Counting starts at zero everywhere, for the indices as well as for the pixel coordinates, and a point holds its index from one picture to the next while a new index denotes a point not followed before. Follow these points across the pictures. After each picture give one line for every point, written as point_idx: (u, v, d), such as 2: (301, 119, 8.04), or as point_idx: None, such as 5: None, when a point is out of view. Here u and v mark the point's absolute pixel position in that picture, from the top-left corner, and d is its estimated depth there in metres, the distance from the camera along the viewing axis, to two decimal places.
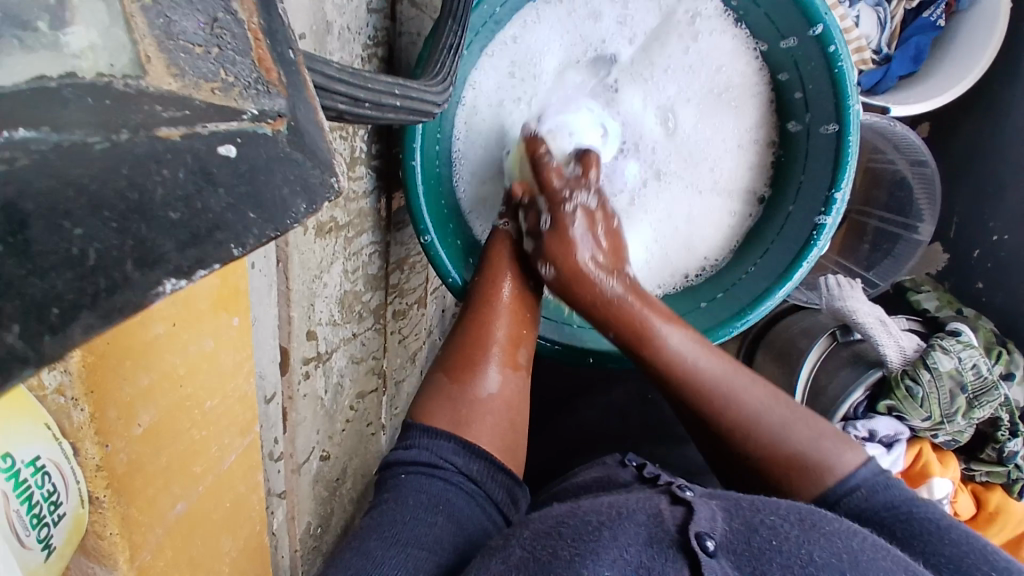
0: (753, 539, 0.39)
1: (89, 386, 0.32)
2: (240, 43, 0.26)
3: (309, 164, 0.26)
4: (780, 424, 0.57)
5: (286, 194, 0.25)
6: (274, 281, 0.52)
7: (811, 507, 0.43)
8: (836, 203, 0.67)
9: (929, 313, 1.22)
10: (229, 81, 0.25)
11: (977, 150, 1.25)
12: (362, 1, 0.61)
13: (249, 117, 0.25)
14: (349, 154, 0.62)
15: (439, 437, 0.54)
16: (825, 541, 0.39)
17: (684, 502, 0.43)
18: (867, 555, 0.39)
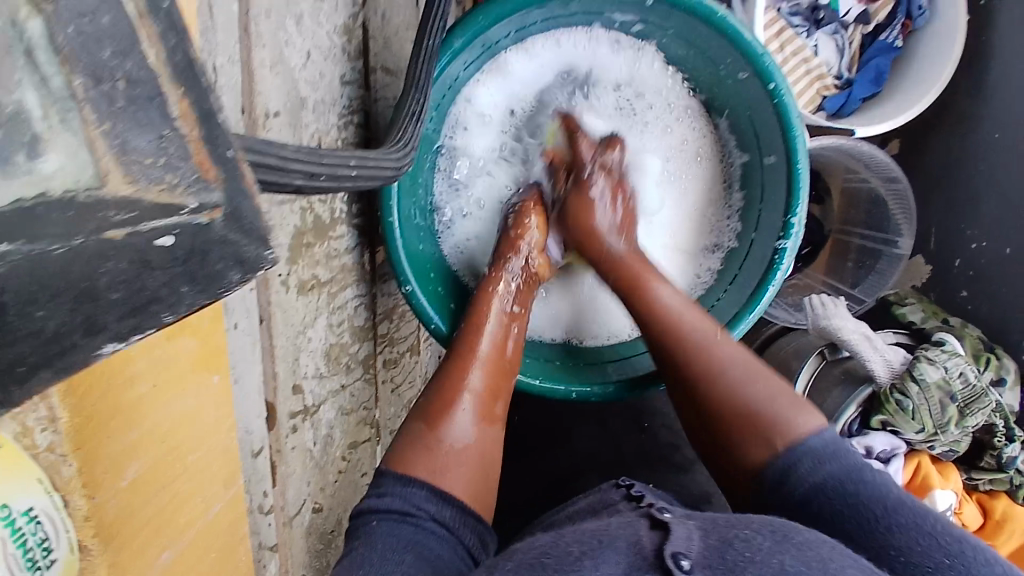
0: (728, 553, 0.42)
1: (77, 443, 0.34)
2: (180, 151, 0.26)
3: (247, 243, 0.29)
4: (764, 396, 0.60)
5: (220, 269, 0.28)
6: (258, 340, 0.55)
7: (781, 519, 0.46)
8: (794, 227, 0.70)
9: (916, 324, 1.24)
10: (172, 182, 0.26)
11: (946, 163, 1.28)
12: (335, 75, 0.66)
13: (187, 211, 0.26)
14: (329, 216, 0.65)
15: (411, 485, 0.55)
16: (795, 550, 0.42)
17: (661, 526, 0.46)
18: (835, 563, 0.41)
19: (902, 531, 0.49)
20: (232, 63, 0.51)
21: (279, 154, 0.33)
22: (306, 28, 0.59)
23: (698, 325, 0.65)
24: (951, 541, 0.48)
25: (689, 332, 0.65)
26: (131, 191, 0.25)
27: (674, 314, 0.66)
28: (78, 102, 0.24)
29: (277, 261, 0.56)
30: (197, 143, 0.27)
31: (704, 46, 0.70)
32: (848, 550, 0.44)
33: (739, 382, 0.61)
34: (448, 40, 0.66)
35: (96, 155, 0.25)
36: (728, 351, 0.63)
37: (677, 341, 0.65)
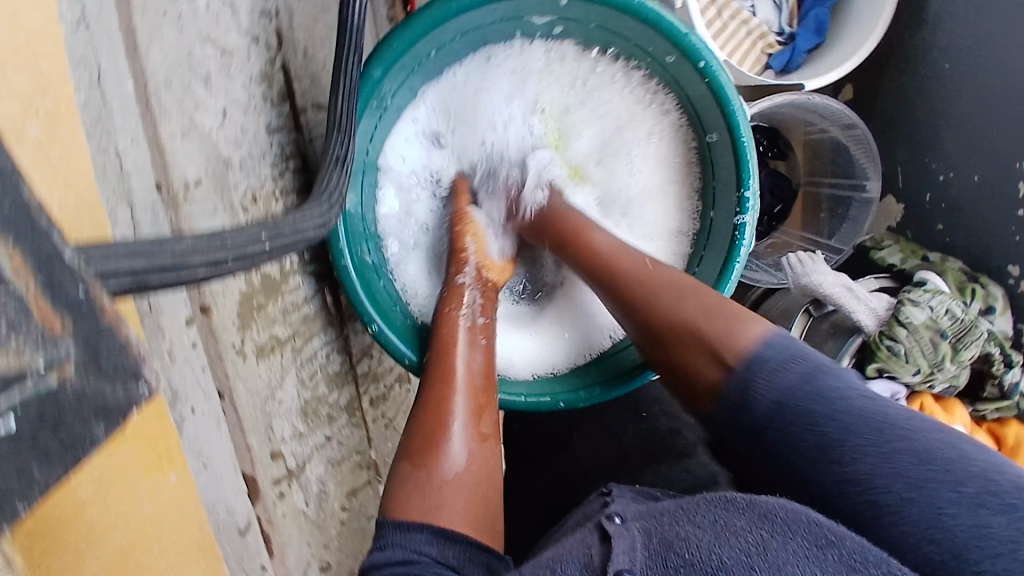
0: (668, 558, 0.43)
1: None
2: (19, 307, 0.24)
3: (112, 389, 0.27)
4: (701, 313, 0.60)
5: (83, 427, 0.26)
6: (221, 417, 0.54)
7: (728, 503, 0.47)
8: (749, 200, 0.69)
9: (896, 267, 1.20)
10: (17, 346, 0.24)
11: (902, 99, 1.27)
12: (259, 126, 0.64)
13: (33, 376, 0.25)
14: (280, 272, 0.63)
15: (410, 530, 0.52)
16: (733, 539, 0.43)
17: (610, 537, 0.47)
18: (776, 544, 0.42)
19: (899, 482, 0.46)
20: (137, 144, 0.50)
21: (174, 251, 0.32)
22: (215, 87, 0.57)
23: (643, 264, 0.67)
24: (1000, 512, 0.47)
25: (639, 270, 0.66)
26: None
27: (618, 253, 0.69)
28: None
29: (229, 332, 0.54)
30: (40, 295, 0.25)
31: (630, 34, 0.68)
32: (785, 513, 0.45)
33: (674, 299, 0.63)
34: (368, 71, 0.64)
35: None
36: (675, 279, 0.64)
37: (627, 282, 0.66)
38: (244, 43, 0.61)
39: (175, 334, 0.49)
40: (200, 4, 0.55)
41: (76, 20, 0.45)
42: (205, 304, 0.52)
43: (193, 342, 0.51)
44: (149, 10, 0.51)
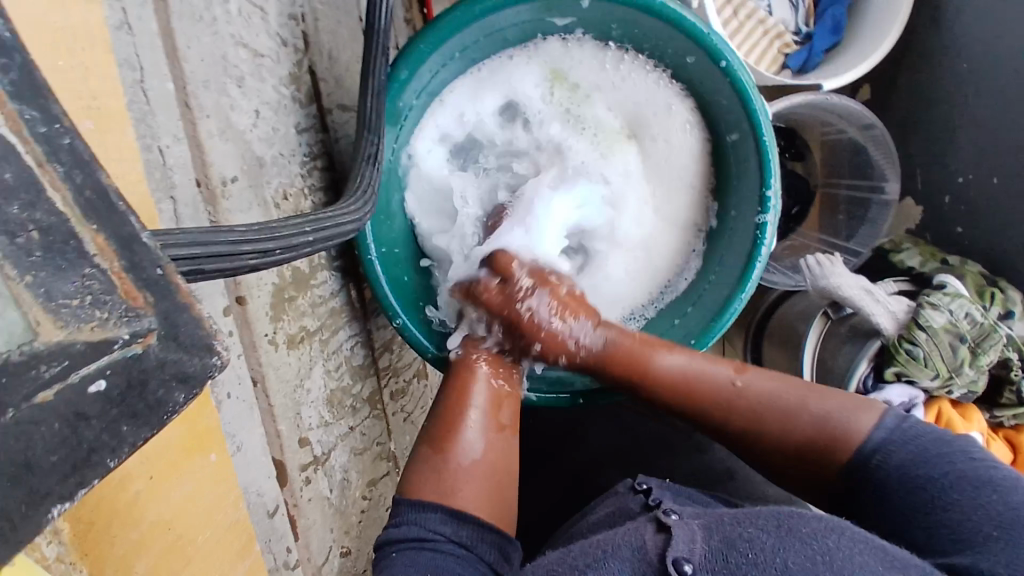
0: (730, 556, 0.43)
1: (83, 550, 0.36)
2: (105, 287, 0.28)
3: (189, 358, 0.30)
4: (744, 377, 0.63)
5: (160, 394, 0.29)
6: (253, 402, 0.57)
7: (793, 511, 0.47)
8: (770, 199, 0.70)
9: (915, 270, 1.20)
10: (103, 319, 0.27)
11: (920, 101, 1.27)
12: (289, 125, 0.66)
13: (120, 346, 0.28)
14: (309, 266, 0.66)
15: (426, 510, 0.55)
16: (799, 544, 0.43)
17: (666, 529, 0.49)
18: (843, 553, 0.42)
19: (954, 507, 0.49)
20: (178, 141, 0.53)
21: (228, 239, 0.34)
22: (249, 89, 0.60)
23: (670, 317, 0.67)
24: (1004, 512, 0.48)
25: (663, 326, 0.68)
26: (64, 335, 0.26)
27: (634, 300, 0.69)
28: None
29: (262, 322, 0.56)
30: (120, 272, 0.28)
31: (652, 35, 0.70)
32: (854, 531, 0.45)
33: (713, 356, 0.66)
34: (394, 71, 0.67)
35: (24, 309, 0.26)
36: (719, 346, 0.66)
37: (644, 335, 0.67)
38: (274, 45, 0.64)
39: (211, 322, 0.52)
40: (233, 7, 0.57)
41: (120, 24, 0.48)
42: (239, 293, 0.54)
43: (229, 330, 0.54)
44: (186, 14, 0.53)
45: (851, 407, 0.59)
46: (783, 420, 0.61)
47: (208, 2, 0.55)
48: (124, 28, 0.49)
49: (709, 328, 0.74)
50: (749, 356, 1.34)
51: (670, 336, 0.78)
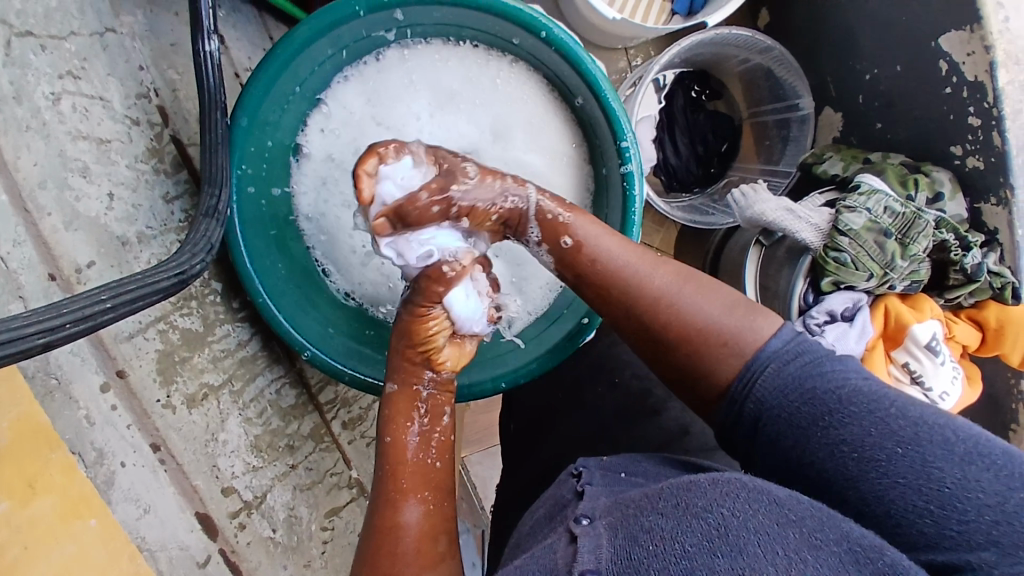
0: (633, 551, 0.40)
1: None
2: None
3: None
4: (718, 310, 0.55)
5: None
6: (160, 466, 0.59)
7: (689, 481, 0.43)
8: (628, 149, 0.71)
9: (840, 176, 1.19)
10: None
11: (818, 7, 1.26)
12: (154, 198, 0.69)
13: None
14: (203, 322, 0.68)
15: None
16: (695, 521, 0.39)
17: (576, 540, 0.44)
18: (736, 523, 0.38)
19: (892, 469, 0.43)
20: (21, 244, 0.56)
21: (7, 327, 0.37)
22: (96, 175, 0.63)
23: (626, 253, 0.59)
24: (905, 426, 0.44)
25: (619, 266, 0.59)
26: None
27: (604, 254, 0.60)
28: None
29: (150, 390, 0.59)
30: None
31: (477, 25, 0.72)
32: (750, 492, 0.41)
33: (675, 289, 0.57)
34: (233, 120, 0.69)
35: None
36: (629, 257, 0.59)
37: (612, 279, 0.59)
38: (122, 127, 0.66)
39: (88, 401, 0.54)
40: (63, 106, 0.61)
41: None
42: (119, 368, 0.57)
43: (112, 405, 0.56)
44: (10, 127, 0.57)
45: (744, 314, 0.55)
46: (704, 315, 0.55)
47: (33, 111, 0.58)
48: None
49: None
50: None
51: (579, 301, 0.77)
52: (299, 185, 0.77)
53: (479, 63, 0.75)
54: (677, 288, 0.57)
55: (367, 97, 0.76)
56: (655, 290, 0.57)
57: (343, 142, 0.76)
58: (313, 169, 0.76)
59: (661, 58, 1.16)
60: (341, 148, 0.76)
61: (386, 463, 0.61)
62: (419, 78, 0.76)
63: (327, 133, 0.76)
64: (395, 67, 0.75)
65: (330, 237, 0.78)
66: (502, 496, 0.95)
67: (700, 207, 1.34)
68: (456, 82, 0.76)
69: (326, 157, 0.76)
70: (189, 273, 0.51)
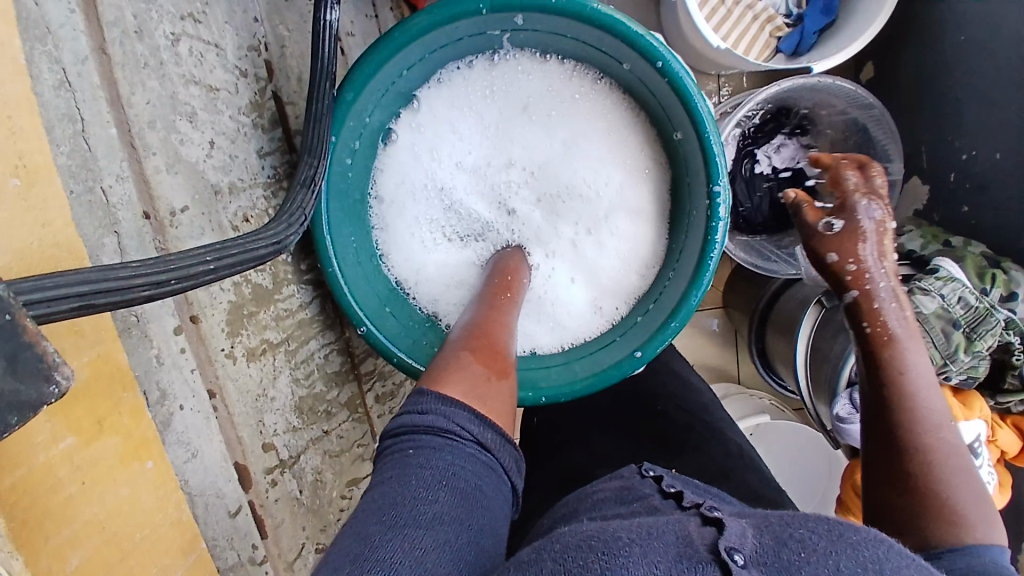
0: (783, 552, 0.39)
1: (18, 542, 0.39)
2: None
3: (25, 388, 0.30)
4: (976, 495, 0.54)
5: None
6: (213, 413, 0.61)
7: (837, 518, 0.43)
8: (719, 196, 0.70)
9: (917, 253, 1.16)
10: None
11: (926, 74, 1.22)
12: (249, 153, 0.70)
13: None
14: (273, 281, 0.70)
15: (454, 404, 0.50)
16: (851, 550, 0.40)
17: (714, 523, 0.44)
18: (891, 563, 0.39)
19: None
20: (123, 179, 0.58)
21: (119, 276, 0.37)
22: (202, 122, 0.64)
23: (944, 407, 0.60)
24: None
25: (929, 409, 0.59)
26: None
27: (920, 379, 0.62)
28: None
29: (218, 338, 0.61)
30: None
31: (594, 42, 0.70)
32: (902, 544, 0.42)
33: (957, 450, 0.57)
34: (340, 94, 0.70)
35: None
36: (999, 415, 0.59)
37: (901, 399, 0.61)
38: (230, 78, 0.68)
39: (161, 341, 0.56)
40: (182, 49, 0.62)
41: (59, 79, 0.53)
42: (192, 313, 0.59)
43: (182, 347, 0.58)
44: (129, 62, 0.58)
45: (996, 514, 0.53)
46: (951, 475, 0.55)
47: (152, 49, 0.60)
48: (63, 85, 0.54)
49: (664, 326, 0.76)
50: (755, 344, 1.34)
51: (633, 333, 0.78)
52: (382, 174, 0.79)
53: (570, 79, 0.76)
54: (953, 459, 0.56)
55: (454, 99, 0.78)
56: (933, 437, 0.58)
57: (425, 140, 0.78)
58: (395, 160, 0.79)
59: (760, 95, 1.13)
60: (423, 145, 0.78)
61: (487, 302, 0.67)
62: (502, 88, 0.77)
63: (415, 129, 0.79)
64: (480, 76, 0.77)
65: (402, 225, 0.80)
66: None
67: (763, 251, 1.32)
68: (546, 95, 0.77)
69: (411, 152, 0.79)
70: (285, 244, 0.52)
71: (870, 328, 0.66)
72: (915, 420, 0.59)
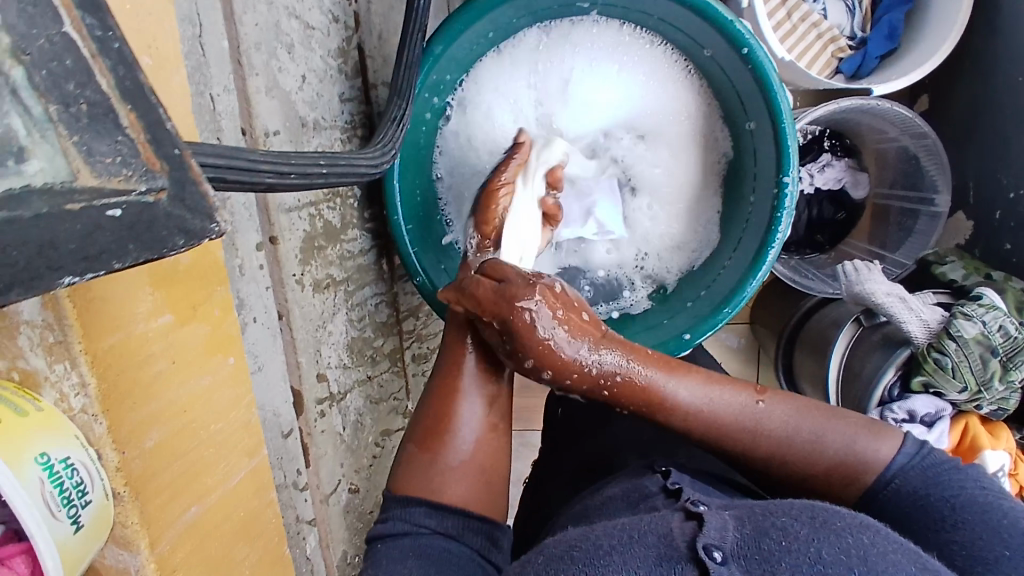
0: (762, 542, 0.40)
1: (105, 405, 0.38)
2: (127, 149, 0.29)
3: (192, 218, 0.32)
4: (839, 442, 0.52)
5: (165, 235, 0.31)
6: (278, 332, 0.63)
7: (824, 507, 0.43)
8: (788, 186, 0.72)
9: (957, 283, 1.16)
10: (126, 176, 0.29)
11: (979, 109, 1.23)
12: (334, 94, 0.72)
13: (133, 193, 0.29)
14: (341, 221, 0.72)
15: (410, 503, 0.53)
16: (834, 537, 0.40)
17: (696, 517, 0.44)
18: (876, 550, 0.39)
19: (988, 534, 0.44)
20: (228, 92, 0.60)
21: (249, 158, 0.39)
22: (298, 55, 0.66)
23: (727, 401, 0.54)
24: (1017, 535, 0.44)
25: (726, 416, 0.54)
26: (96, 183, 0.29)
27: (698, 406, 0.54)
28: (54, 123, 0.28)
29: (291, 263, 0.63)
30: (145, 143, 0.30)
31: (680, 24, 0.72)
32: (887, 532, 0.42)
33: (781, 427, 0.53)
34: (429, 47, 0.72)
35: (69, 160, 0.28)
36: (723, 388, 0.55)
37: (719, 431, 0.54)
38: (325, 20, 0.70)
39: (245, 253, 0.58)
40: None
41: None
42: (272, 234, 0.60)
43: (260, 264, 0.60)
44: None
45: (865, 433, 0.52)
46: (807, 450, 0.52)
47: None
48: None
49: (716, 312, 0.76)
50: (783, 362, 1.33)
51: (682, 316, 0.80)
52: (444, 143, 0.81)
53: (640, 56, 0.77)
54: (789, 426, 0.53)
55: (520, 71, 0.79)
56: (766, 439, 0.53)
57: (489, 112, 0.79)
58: (459, 129, 0.80)
59: (815, 112, 1.14)
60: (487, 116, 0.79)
61: (445, 348, 0.59)
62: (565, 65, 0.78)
63: (479, 100, 0.79)
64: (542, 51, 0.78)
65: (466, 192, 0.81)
66: (539, 477, 0.95)
67: (800, 269, 1.31)
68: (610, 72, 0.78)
69: (477, 124, 0.80)
70: (378, 172, 0.54)
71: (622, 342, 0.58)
72: (738, 435, 0.53)
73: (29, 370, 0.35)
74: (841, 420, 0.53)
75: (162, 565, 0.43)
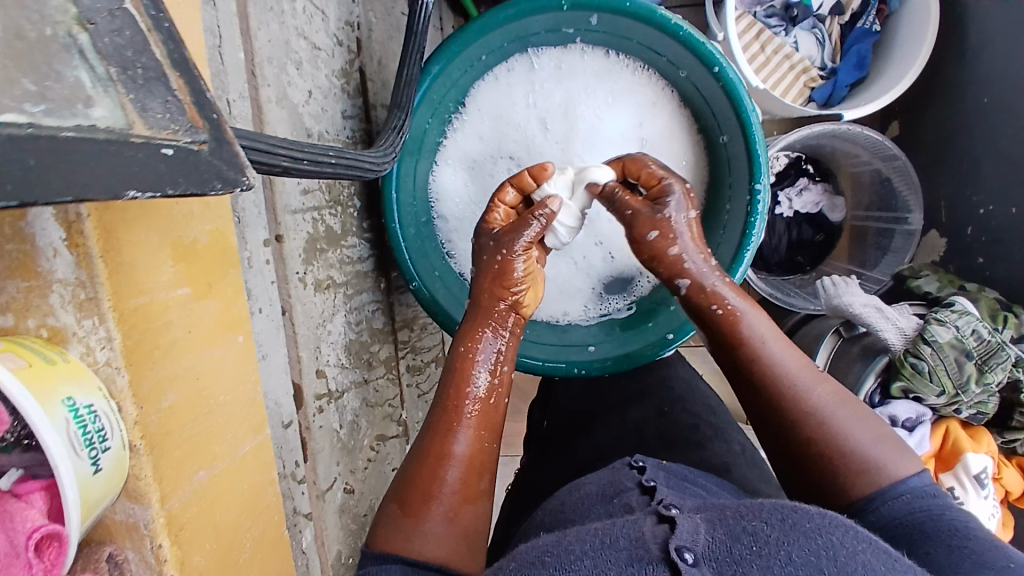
0: (734, 547, 0.42)
1: (128, 360, 0.41)
2: (175, 112, 0.35)
3: (226, 167, 0.37)
4: (872, 436, 0.56)
5: (205, 177, 0.36)
6: (281, 326, 0.66)
7: (793, 506, 0.45)
8: (760, 193, 0.77)
9: (931, 295, 1.21)
10: (174, 128, 0.35)
11: (947, 133, 1.30)
12: (337, 110, 0.77)
13: (182, 140, 0.35)
14: (341, 227, 0.76)
15: (388, 560, 0.54)
16: (803, 539, 0.42)
17: (669, 520, 0.46)
18: (845, 550, 0.41)
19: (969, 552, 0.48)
20: (243, 99, 0.64)
21: (268, 142, 0.43)
22: (306, 71, 0.71)
23: (789, 359, 0.61)
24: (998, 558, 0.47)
25: (785, 371, 0.60)
26: (149, 133, 0.34)
27: (766, 345, 0.62)
28: (113, 83, 0.34)
29: (295, 262, 0.66)
30: (190, 105, 0.36)
31: (657, 48, 0.78)
32: (856, 532, 0.44)
33: (828, 408, 0.58)
34: (426, 66, 0.78)
35: (126, 111, 0.33)
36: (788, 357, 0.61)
37: (777, 384, 0.60)
38: (330, 42, 0.75)
39: (253, 247, 0.62)
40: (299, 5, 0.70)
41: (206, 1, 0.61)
42: (278, 233, 0.64)
43: (267, 259, 0.64)
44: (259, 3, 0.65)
45: (894, 447, 0.56)
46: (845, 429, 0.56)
47: None
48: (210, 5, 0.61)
49: None
50: None
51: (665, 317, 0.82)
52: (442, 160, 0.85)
53: (618, 78, 0.82)
54: (834, 407, 0.58)
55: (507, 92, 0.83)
56: (813, 403, 0.58)
57: (483, 129, 0.84)
58: (456, 145, 0.85)
59: (790, 135, 1.21)
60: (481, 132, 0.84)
61: (452, 367, 0.64)
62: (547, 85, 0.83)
63: (474, 118, 0.84)
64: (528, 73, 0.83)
65: (461, 204, 0.86)
66: (523, 483, 0.96)
67: (784, 287, 1.35)
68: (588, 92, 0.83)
69: (474, 137, 0.85)
70: (379, 171, 0.59)
71: (721, 311, 0.65)
72: (789, 390, 0.59)
73: (58, 326, 0.39)
74: (877, 428, 0.57)
75: (173, 521, 0.45)
